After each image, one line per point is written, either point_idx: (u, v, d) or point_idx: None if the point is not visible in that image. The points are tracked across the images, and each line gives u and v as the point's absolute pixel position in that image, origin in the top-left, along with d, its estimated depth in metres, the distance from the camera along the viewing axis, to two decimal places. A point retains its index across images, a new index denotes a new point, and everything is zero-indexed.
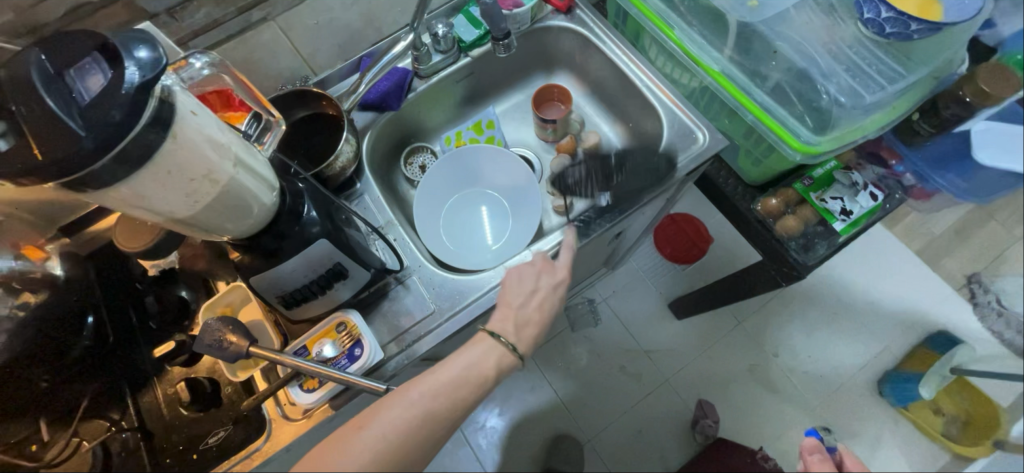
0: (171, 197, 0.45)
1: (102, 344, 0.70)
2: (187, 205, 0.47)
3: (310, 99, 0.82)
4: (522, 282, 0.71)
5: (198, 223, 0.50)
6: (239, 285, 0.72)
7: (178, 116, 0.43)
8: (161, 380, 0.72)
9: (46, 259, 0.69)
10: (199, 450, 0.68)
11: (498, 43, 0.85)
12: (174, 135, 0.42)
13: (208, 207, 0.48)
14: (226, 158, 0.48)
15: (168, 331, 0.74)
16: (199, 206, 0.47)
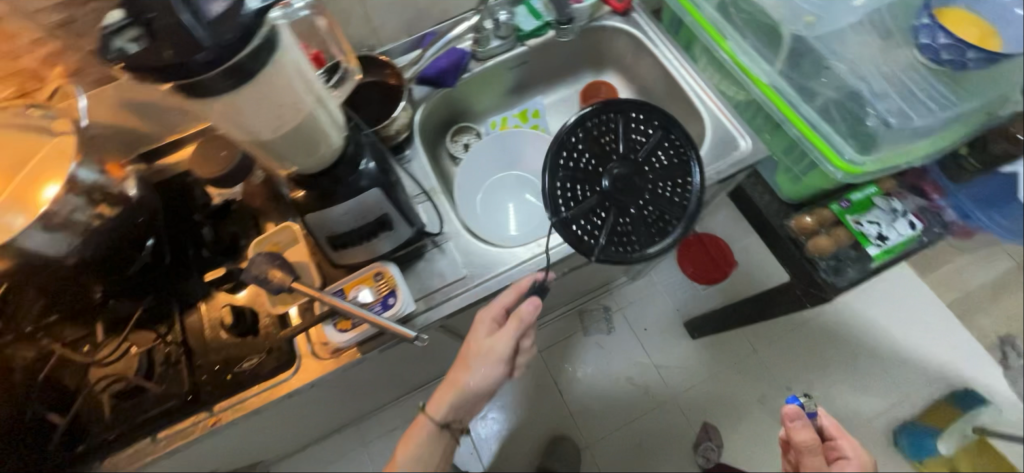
0: (257, 121, 0.51)
1: (158, 265, 0.76)
2: (271, 130, 0.53)
3: (377, 66, 0.88)
4: (487, 326, 0.73)
5: (277, 150, 0.56)
6: (292, 226, 0.76)
7: (280, 47, 0.48)
8: (207, 305, 0.77)
9: (124, 180, 0.71)
10: (233, 371, 0.73)
11: (561, 26, 0.95)
12: (274, 62, 0.47)
13: (286, 137, 0.54)
14: (310, 93, 0.53)
15: (219, 260, 0.80)
16: (281, 132, 0.53)
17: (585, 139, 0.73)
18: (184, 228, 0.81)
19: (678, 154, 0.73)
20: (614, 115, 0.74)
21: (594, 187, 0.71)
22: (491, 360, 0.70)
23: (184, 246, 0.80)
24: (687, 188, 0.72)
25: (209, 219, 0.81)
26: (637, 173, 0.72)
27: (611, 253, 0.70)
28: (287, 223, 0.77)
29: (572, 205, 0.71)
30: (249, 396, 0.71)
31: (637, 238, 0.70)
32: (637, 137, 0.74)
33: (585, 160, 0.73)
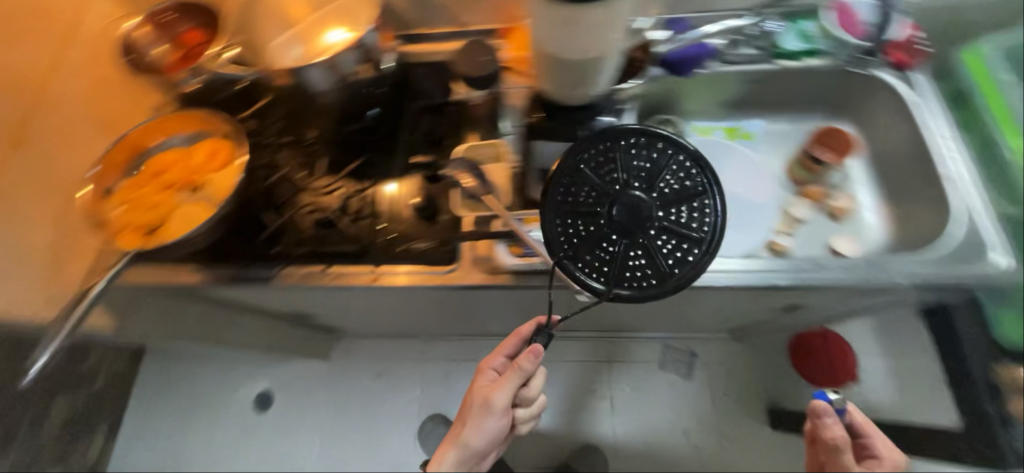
0: (554, 42, 0.60)
1: (375, 131, 0.87)
2: (554, 60, 0.63)
3: None
4: (488, 379, 0.75)
5: (545, 73, 0.68)
6: (499, 144, 0.82)
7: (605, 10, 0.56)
8: (402, 179, 0.85)
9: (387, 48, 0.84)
10: (404, 245, 0.81)
11: (854, 56, 0.90)
12: (589, 20, 0.56)
13: (561, 65, 0.62)
14: (600, 51, 0.61)
15: (424, 147, 0.87)
16: (558, 65, 0.63)
17: (586, 170, 0.71)
18: (410, 112, 0.89)
19: (682, 173, 0.72)
20: (608, 145, 0.72)
21: (596, 220, 0.69)
22: (485, 414, 0.72)
23: (401, 125, 0.88)
24: (702, 205, 0.71)
25: (426, 110, 0.89)
26: (648, 204, 0.69)
27: (630, 288, 0.67)
28: (493, 140, 0.83)
29: (575, 243, 0.69)
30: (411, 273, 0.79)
31: (656, 265, 0.68)
32: (641, 167, 0.71)
33: (585, 194, 0.70)
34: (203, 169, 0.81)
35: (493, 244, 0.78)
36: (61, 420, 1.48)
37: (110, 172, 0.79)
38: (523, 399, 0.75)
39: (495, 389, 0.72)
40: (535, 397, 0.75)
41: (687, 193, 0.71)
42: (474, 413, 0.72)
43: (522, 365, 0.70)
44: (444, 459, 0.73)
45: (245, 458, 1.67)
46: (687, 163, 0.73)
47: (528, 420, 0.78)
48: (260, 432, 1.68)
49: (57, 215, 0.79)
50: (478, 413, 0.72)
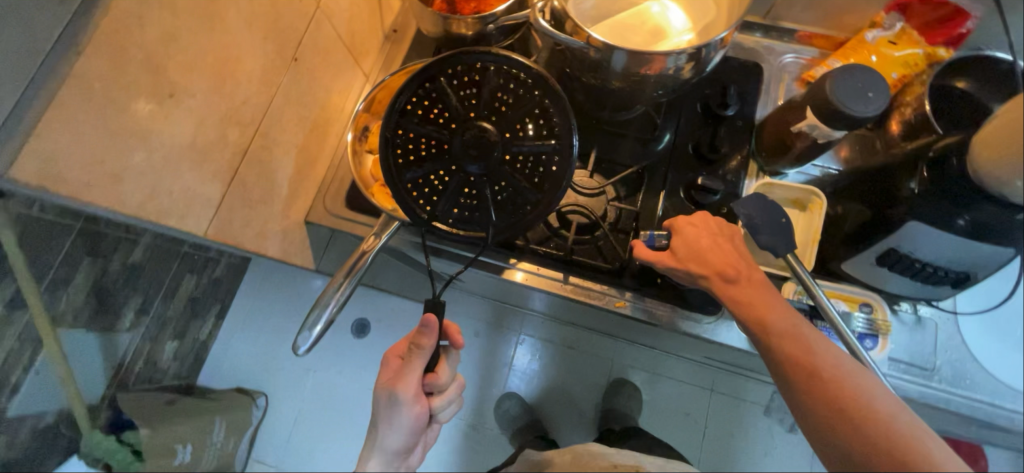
0: None
1: (648, 131, 0.76)
2: None
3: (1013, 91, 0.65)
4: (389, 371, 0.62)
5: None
6: (814, 192, 0.67)
7: None
8: (671, 197, 0.73)
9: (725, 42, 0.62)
10: (664, 279, 0.70)
11: None
12: None
13: None
14: None
15: (702, 165, 0.74)
16: None
17: (418, 121, 0.57)
18: (684, 119, 0.76)
19: (533, 113, 0.57)
20: (433, 83, 0.58)
21: (450, 163, 0.57)
22: (394, 409, 0.58)
23: (678, 130, 0.76)
24: (551, 123, 0.57)
25: (714, 122, 0.75)
26: (490, 132, 0.55)
27: (498, 219, 0.57)
28: (807, 187, 0.68)
29: (434, 195, 0.57)
30: (662, 309, 0.71)
31: (519, 196, 0.57)
32: (469, 103, 0.57)
33: (461, 113, 0.57)
34: None
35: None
36: (187, 297, 1.42)
37: (367, 113, 0.69)
38: (434, 391, 0.62)
39: (396, 375, 0.59)
40: (448, 382, 0.63)
41: (526, 107, 0.57)
42: (383, 420, 0.59)
43: (423, 345, 0.58)
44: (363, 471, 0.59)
45: (330, 376, 1.62)
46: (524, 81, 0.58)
47: (448, 412, 0.64)
48: (351, 356, 1.63)
49: (298, 145, 0.70)
50: (378, 419, 0.60)
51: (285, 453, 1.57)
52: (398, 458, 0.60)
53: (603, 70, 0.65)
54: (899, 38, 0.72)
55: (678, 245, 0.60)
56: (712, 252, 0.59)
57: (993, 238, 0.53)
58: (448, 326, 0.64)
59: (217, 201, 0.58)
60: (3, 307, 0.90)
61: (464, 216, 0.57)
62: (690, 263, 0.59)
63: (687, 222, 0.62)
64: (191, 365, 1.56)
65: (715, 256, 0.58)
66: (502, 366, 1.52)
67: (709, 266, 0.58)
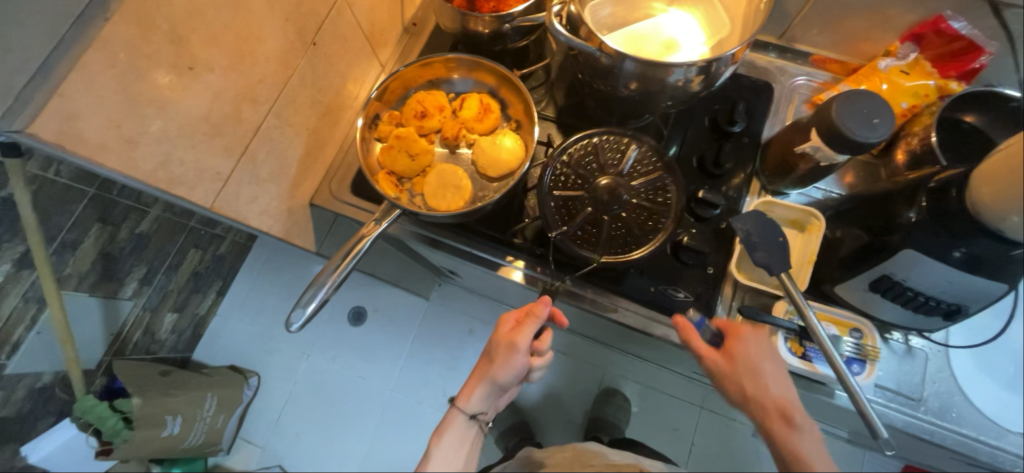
0: None
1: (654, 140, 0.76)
2: None
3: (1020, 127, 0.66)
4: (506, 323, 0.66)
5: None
6: (812, 212, 0.68)
7: None
8: None
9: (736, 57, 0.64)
10: (658, 289, 0.70)
11: None
12: None
13: None
14: None
15: (703, 178, 0.75)
16: None
17: (571, 167, 0.69)
18: (691, 133, 0.77)
19: (658, 182, 0.69)
20: (590, 145, 0.71)
21: (589, 202, 0.67)
22: (511, 355, 0.62)
23: (682, 143, 0.77)
24: (668, 198, 0.69)
25: (720, 137, 0.76)
26: (624, 187, 0.68)
27: (608, 248, 0.66)
28: (806, 208, 0.68)
29: (566, 217, 0.67)
30: (655, 319, 0.70)
31: (629, 235, 0.67)
32: (614, 165, 0.70)
33: (606, 172, 0.69)
34: (472, 126, 0.72)
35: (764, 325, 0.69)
36: (190, 271, 1.44)
37: (378, 102, 0.71)
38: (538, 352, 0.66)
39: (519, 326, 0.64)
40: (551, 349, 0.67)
41: (653, 178, 0.69)
42: (501, 356, 0.62)
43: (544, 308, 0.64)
44: (471, 397, 0.63)
45: (323, 361, 1.63)
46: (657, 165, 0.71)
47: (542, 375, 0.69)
48: (346, 343, 1.64)
49: (310, 127, 0.72)
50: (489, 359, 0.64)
51: (274, 434, 1.58)
52: (499, 392, 0.64)
53: (614, 76, 0.66)
54: (912, 67, 0.71)
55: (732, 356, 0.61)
56: (762, 368, 0.59)
57: (994, 275, 0.54)
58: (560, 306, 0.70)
59: (227, 175, 0.59)
60: (13, 264, 0.93)
61: (580, 236, 0.66)
62: (744, 380, 0.59)
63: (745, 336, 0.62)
64: (188, 339, 1.59)
65: (772, 393, 0.58)
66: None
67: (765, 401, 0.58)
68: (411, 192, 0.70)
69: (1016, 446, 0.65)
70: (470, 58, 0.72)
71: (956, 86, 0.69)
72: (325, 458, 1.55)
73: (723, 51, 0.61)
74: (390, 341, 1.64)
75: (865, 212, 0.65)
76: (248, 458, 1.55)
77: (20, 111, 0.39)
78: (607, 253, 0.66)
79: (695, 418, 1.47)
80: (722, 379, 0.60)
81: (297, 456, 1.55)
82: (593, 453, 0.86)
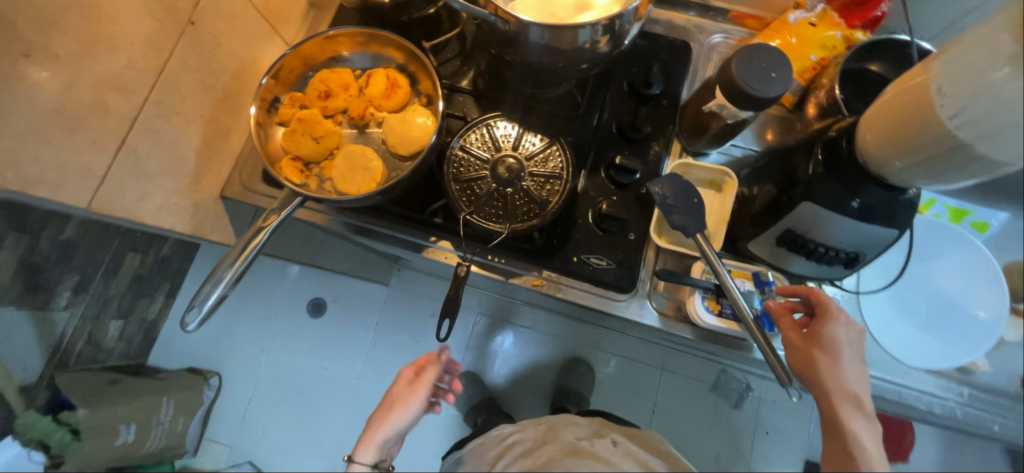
0: (983, 147, 0.42)
1: (573, 107, 0.74)
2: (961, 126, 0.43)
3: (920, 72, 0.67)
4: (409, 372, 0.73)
5: (915, 122, 0.45)
6: (726, 171, 0.68)
7: None
8: (592, 175, 0.73)
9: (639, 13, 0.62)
10: (580, 258, 0.69)
11: None
12: None
13: (951, 157, 0.44)
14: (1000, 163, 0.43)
15: (623, 144, 0.74)
16: (952, 135, 0.43)
17: (465, 146, 0.69)
18: (609, 98, 0.76)
19: (550, 150, 0.69)
20: (482, 127, 0.70)
21: (487, 180, 0.67)
22: (411, 405, 0.71)
23: (602, 109, 0.75)
24: (563, 162, 0.69)
25: (639, 101, 0.75)
26: (517, 161, 0.68)
27: (516, 221, 0.65)
28: (720, 167, 0.69)
29: (470, 198, 0.66)
30: (581, 290, 0.70)
31: (529, 205, 0.66)
32: (503, 139, 0.70)
33: (498, 149, 0.69)
34: (379, 103, 0.68)
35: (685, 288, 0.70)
36: (131, 276, 1.38)
37: (274, 82, 0.66)
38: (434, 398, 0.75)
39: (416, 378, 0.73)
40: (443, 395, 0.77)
41: (546, 147, 0.69)
42: (395, 412, 0.71)
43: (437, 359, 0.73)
44: (371, 446, 0.71)
45: (285, 356, 1.60)
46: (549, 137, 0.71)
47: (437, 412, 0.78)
48: (307, 336, 1.62)
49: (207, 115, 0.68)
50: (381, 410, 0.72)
51: (241, 432, 1.56)
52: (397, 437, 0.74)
53: (519, 43, 0.64)
54: (819, 19, 0.71)
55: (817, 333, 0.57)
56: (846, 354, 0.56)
57: (881, 219, 0.56)
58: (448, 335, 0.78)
59: (100, 172, 0.57)
60: None
61: (487, 214, 0.66)
62: (818, 354, 0.56)
63: (844, 321, 0.58)
64: (139, 344, 1.53)
65: (846, 373, 0.55)
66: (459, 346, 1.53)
67: (833, 384, 0.54)
68: (320, 177, 0.67)
69: (919, 381, 0.72)
70: (358, 31, 0.68)
71: (861, 35, 0.70)
72: (295, 451, 1.54)
73: (624, 7, 0.59)
74: (353, 330, 1.62)
75: (774, 168, 0.65)
76: (217, 458, 1.54)
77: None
78: (516, 225, 0.65)
79: (658, 379, 1.52)
80: (798, 342, 0.58)
81: (266, 451, 1.54)
82: (567, 425, 0.84)
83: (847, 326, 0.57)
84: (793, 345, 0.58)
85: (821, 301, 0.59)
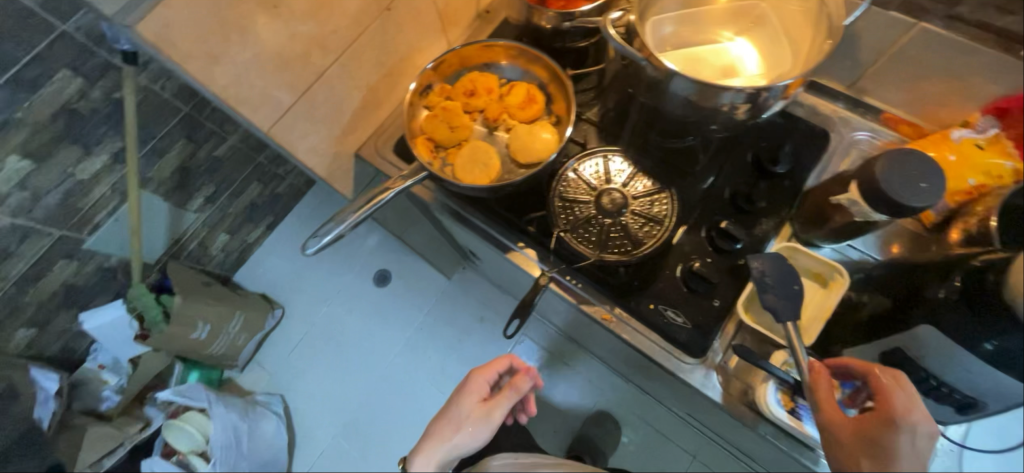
0: None
1: (690, 163, 0.75)
2: None
3: None
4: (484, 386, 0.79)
5: None
6: (840, 270, 0.64)
7: None
8: (691, 232, 0.72)
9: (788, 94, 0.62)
10: (657, 307, 0.69)
11: None
12: None
13: None
14: None
15: (731, 211, 0.73)
16: None
17: (578, 170, 0.72)
18: (730, 164, 0.75)
19: (657, 196, 0.71)
20: (599, 157, 0.74)
21: (590, 206, 0.70)
22: (486, 421, 0.75)
23: (719, 172, 0.75)
24: (667, 211, 0.70)
25: (759, 174, 0.74)
26: (624, 197, 0.70)
27: (607, 251, 0.67)
28: (835, 263, 0.65)
29: (570, 217, 0.69)
30: (648, 339, 0.69)
31: (623, 241, 0.68)
32: (616, 173, 0.72)
33: (608, 181, 0.72)
34: (513, 112, 0.75)
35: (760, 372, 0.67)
36: (248, 202, 1.60)
37: (434, 72, 0.75)
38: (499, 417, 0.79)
39: (489, 401, 0.77)
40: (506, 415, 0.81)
41: (654, 192, 0.71)
42: (472, 426, 0.74)
43: (520, 387, 0.77)
44: (437, 452, 0.73)
45: (342, 311, 1.73)
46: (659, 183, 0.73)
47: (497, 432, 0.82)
48: (366, 301, 1.73)
49: (371, 84, 0.78)
50: (445, 424, 0.75)
51: (283, 365, 1.69)
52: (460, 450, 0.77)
53: (659, 90, 0.67)
54: (990, 143, 0.66)
55: (868, 432, 0.53)
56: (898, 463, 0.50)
57: (1010, 370, 0.51)
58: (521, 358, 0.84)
59: (288, 107, 0.66)
60: (109, 157, 1.12)
61: (581, 236, 0.68)
62: (867, 460, 0.51)
63: (908, 427, 0.51)
64: (234, 260, 1.73)
65: None
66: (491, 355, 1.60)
67: None
68: (444, 161, 0.74)
69: None
70: (514, 44, 0.75)
71: None
72: (321, 401, 1.63)
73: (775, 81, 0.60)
74: (406, 308, 1.71)
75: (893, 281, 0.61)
76: (256, 381, 1.66)
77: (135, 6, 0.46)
78: (606, 255, 0.67)
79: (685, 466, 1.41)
80: (844, 434, 0.53)
81: (297, 390, 1.65)
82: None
83: (913, 432, 0.51)
84: (840, 435, 0.53)
85: (884, 393, 0.54)
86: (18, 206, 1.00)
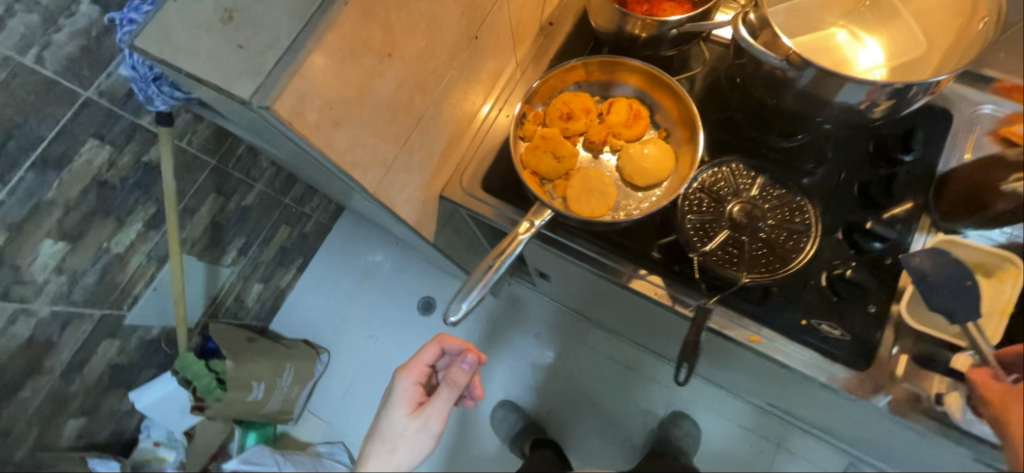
0: None
1: (813, 159, 0.70)
2: None
3: None
4: (410, 387, 0.67)
5: None
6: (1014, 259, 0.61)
7: None
8: (827, 236, 0.68)
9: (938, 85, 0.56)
10: (809, 321, 0.64)
11: None
12: None
13: None
14: None
15: (865, 207, 0.68)
16: None
17: (703, 185, 0.67)
18: (852, 156, 0.71)
19: (792, 203, 0.66)
20: (721, 168, 0.68)
21: (724, 224, 0.64)
22: (421, 434, 0.64)
23: (843, 167, 0.70)
24: (808, 219, 0.65)
25: (888, 164, 0.69)
26: (759, 209, 0.65)
27: (753, 271, 0.62)
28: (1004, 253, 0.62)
29: (706, 238, 0.64)
30: (803, 356, 0.64)
31: (767, 258, 0.63)
32: (743, 184, 0.67)
33: (737, 194, 0.66)
34: (619, 131, 0.70)
35: (935, 377, 0.62)
36: (278, 246, 1.50)
37: (528, 100, 0.70)
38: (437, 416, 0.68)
39: (424, 407, 0.65)
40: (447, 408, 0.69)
41: (788, 200, 0.66)
42: (404, 443, 0.64)
43: (456, 381, 0.66)
44: None
45: (390, 344, 1.58)
46: (789, 187, 0.67)
47: None
48: (412, 332, 1.58)
49: (456, 119, 0.72)
50: (379, 447, 0.64)
51: (339, 412, 1.54)
52: None
53: (785, 86, 0.63)
54: None
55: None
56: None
57: None
58: (450, 338, 0.70)
59: (391, 162, 0.59)
60: (144, 224, 0.94)
61: (722, 258, 0.63)
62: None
63: None
64: (269, 308, 1.58)
65: None
66: (538, 377, 1.34)
67: None
68: (552, 194, 0.68)
69: None
70: (609, 59, 0.69)
71: None
72: None
73: (928, 77, 0.54)
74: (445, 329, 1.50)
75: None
76: (314, 430, 1.52)
77: (270, 86, 0.41)
78: (753, 276, 0.62)
79: (770, 457, 1.25)
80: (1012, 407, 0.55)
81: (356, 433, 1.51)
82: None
83: None
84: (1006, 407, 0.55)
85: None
86: (56, 292, 0.87)
